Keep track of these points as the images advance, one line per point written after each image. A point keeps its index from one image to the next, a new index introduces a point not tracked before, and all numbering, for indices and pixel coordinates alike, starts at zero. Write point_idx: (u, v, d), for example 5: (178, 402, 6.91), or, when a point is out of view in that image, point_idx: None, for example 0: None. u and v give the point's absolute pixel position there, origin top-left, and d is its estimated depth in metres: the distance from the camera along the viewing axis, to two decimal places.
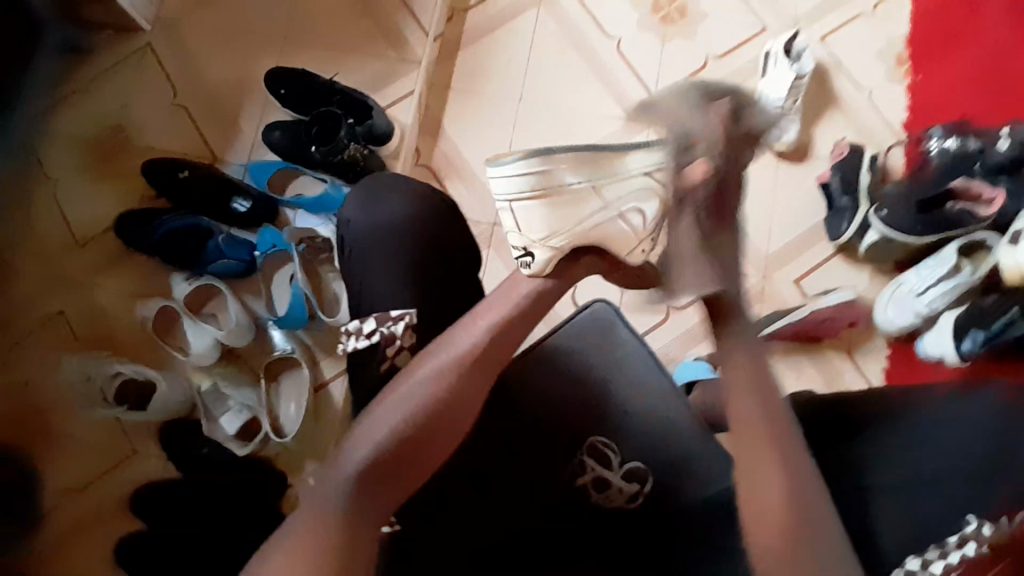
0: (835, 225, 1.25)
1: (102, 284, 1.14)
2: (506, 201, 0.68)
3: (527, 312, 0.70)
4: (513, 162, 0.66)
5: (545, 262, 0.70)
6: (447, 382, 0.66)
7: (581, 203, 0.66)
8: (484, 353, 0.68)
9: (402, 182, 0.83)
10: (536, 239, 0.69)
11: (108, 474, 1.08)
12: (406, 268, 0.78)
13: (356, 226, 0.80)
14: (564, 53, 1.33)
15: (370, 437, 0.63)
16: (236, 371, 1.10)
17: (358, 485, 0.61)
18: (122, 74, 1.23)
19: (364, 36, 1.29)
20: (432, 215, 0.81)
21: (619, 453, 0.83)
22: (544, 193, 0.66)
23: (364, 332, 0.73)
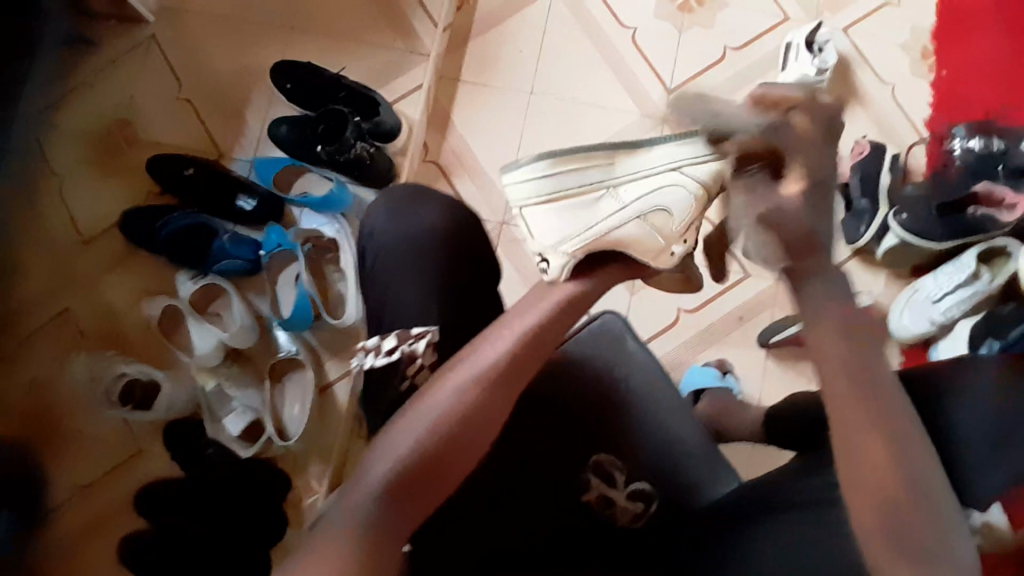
0: (852, 228, 1.22)
1: (107, 281, 1.14)
2: (517, 206, 0.64)
3: (564, 316, 0.62)
4: (526, 164, 0.63)
5: (559, 268, 0.62)
6: (478, 393, 0.58)
7: (592, 204, 0.61)
8: (518, 361, 0.60)
9: (427, 193, 0.79)
10: (547, 245, 0.62)
11: (117, 470, 1.09)
12: (425, 285, 0.73)
13: (380, 241, 0.76)
14: (576, 43, 1.28)
15: (390, 452, 0.55)
16: (241, 372, 1.10)
17: (378, 506, 0.53)
18: (127, 67, 1.21)
19: (371, 27, 1.25)
20: (459, 226, 0.77)
21: (624, 472, 0.81)
22: (556, 195, 0.62)
23: (384, 350, 0.70)
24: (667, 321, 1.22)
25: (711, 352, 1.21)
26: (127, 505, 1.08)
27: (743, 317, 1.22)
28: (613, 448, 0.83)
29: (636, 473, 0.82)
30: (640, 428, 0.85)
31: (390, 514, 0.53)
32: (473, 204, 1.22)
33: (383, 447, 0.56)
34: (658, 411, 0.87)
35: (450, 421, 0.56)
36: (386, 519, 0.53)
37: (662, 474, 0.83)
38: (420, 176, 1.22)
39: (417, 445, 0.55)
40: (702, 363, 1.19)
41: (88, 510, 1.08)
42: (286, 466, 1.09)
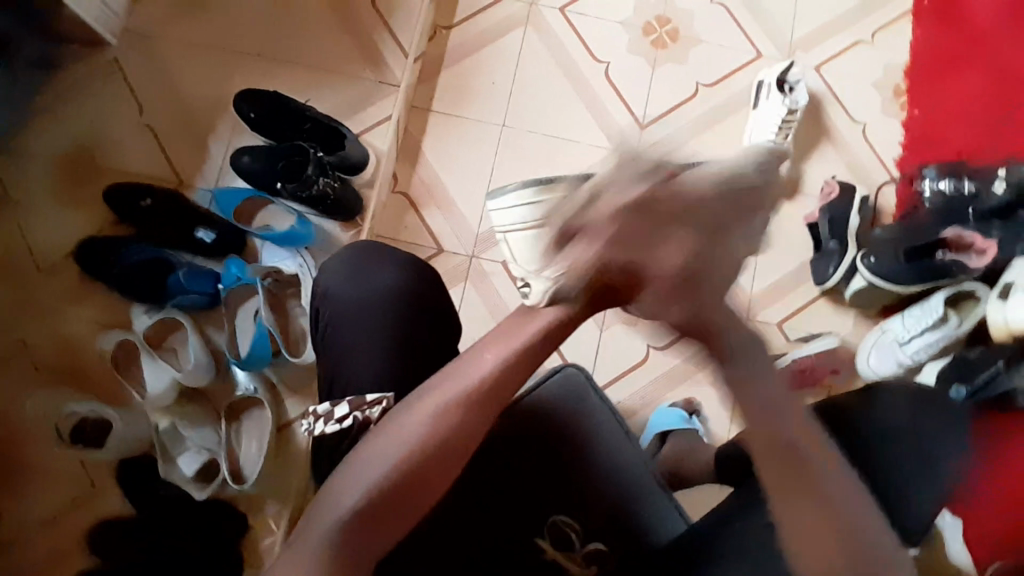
0: (821, 269, 1.21)
1: (60, 314, 1.10)
2: (503, 233, 0.63)
3: (545, 343, 0.60)
4: (513, 192, 0.62)
5: (540, 294, 0.58)
6: (451, 419, 0.57)
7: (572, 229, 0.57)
8: (495, 389, 0.59)
9: (383, 249, 0.80)
10: (531, 269, 0.59)
11: (62, 512, 1.04)
12: (384, 345, 0.74)
13: (334, 301, 0.77)
14: (549, 75, 1.27)
15: (357, 480, 0.54)
16: (197, 410, 1.06)
17: (340, 534, 0.52)
18: (89, 90, 1.18)
19: (342, 55, 1.23)
20: (419, 283, 0.78)
21: (581, 533, 0.79)
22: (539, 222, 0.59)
23: (335, 417, 0.67)
24: (636, 359, 1.21)
25: (680, 390, 1.20)
26: (80, 542, 1.03)
27: None
28: (573, 505, 0.81)
29: (593, 530, 0.81)
30: (597, 481, 0.82)
31: (354, 544, 0.52)
32: (442, 236, 1.20)
33: (351, 473, 0.55)
34: (620, 460, 0.84)
35: (417, 450, 0.55)
36: (347, 547, 0.52)
37: (611, 531, 0.81)
38: (388, 208, 1.20)
39: (383, 474, 0.54)
40: (669, 405, 1.17)
41: (33, 553, 1.02)
42: (244, 507, 1.05)
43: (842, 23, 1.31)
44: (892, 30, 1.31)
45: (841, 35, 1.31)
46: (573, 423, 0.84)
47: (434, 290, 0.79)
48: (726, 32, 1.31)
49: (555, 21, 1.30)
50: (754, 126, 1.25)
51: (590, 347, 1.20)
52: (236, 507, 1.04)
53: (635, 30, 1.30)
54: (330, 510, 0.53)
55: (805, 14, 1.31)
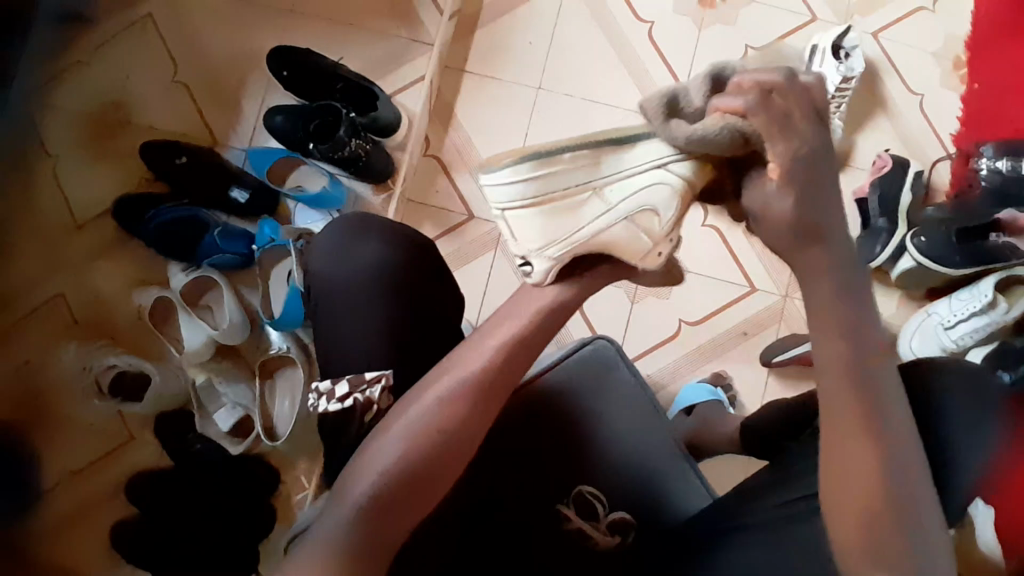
0: (868, 248, 1.15)
1: (99, 270, 1.13)
2: (499, 209, 0.59)
3: (548, 324, 0.62)
4: (503, 167, 0.56)
5: (545, 271, 0.60)
6: (458, 404, 0.60)
7: (577, 208, 0.57)
8: (497, 373, 0.61)
9: (376, 222, 0.79)
10: (533, 248, 0.59)
11: (106, 458, 1.08)
12: (376, 321, 0.74)
13: (325, 275, 0.77)
14: (588, 36, 1.22)
15: (375, 465, 0.58)
16: (231, 366, 1.08)
17: (363, 519, 0.55)
18: (123, 46, 1.17)
19: (374, 12, 1.20)
20: (407, 256, 0.77)
21: (605, 502, 0.80)
22: (538, 201, 0.57)
23: (337, 396, 0.70)
24: (666, 333, 1.19)
25: (709, 366, 1.18)
26: (119, 489, 1.08)
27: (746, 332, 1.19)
28: (591, 475, 0.82)
29: (613, 499, 0.81)
30: (615, 453, 0.83)
31: (374, 528, 0.55)
32: (472, 202, 1.19)
33: (367, 461, 0.58)
34: (631, 433, 0.85)
35: (428, 434, 0.58)
36: (370, 532, 0.55)
37: (632, 503, 0.82)
38: (420, 172, 1.18)
39: (399, 458, 0.58)
40: (698, 381, 1.16)
41: (76, 500, 1.07)
42: (273, 463, 1.08)
43: None
44: None
45: None
46: (586, 399, 0.85)
47: (426, 264, 0.78)
48: None
49: None
50: None
51: (620, 319, 1.19)
52: (266, 463, 1.07)
53: None
54: (350, 497, 0.56)
55: None
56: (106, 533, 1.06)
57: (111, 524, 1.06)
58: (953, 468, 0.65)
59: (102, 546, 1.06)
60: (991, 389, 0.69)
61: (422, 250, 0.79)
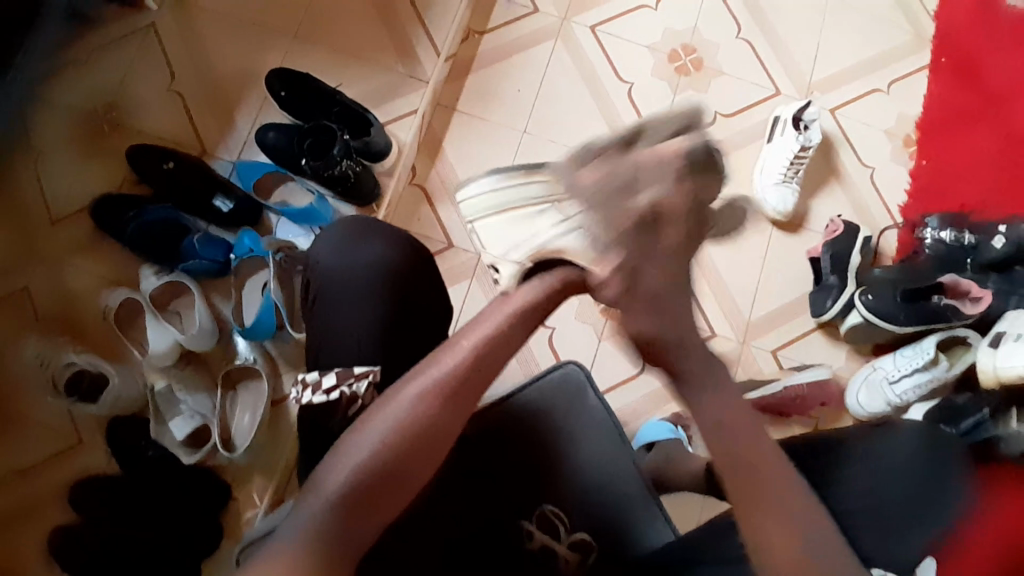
0: (819, 302, 1.22)
1: (73, 266, 1.11)
2: (470, 219, 0.68)
3: (516, 328, 0.63)
4: (475, 181, 0.68)
5: (509, 277, 0.65)
6: (432, 404, 0.59)
7: (534, 214, 0.64)
8: (470, 373, 0.61)
9: (376, 226, 0.80)
10: (497, 255, 0.66)
11: (49, 460, 1.04)
12: (369, 320, 0.75)
13: (318, 273, 0.78)
14: (574, 88, 1.31)
15: (346, 465, 0.56)
16: (196, 376, 1.06)
17: (330, 513, 0.54)
18: (125, 51, 1.20)
19: (377, 47, 1.26)
20: (405, 262, 0.78)
21: (568, 522, 0.81)
22: (500, 208, 0.66)
23: (323, 388, 0.71)
24: (633, 370, 1.22)
25: (670, 406, 1.21)
26: (60, 494, 1.02)
27: None
28: (562, 503, 0.82)
29: (579, 520, 0.82)
30: (584, 483, 0.84)
31: (346, 525, 0.54)
32: (454, 231, 1.22)
33: (341, 455, 0.57)
34: (597, 461, 0.85)
35: (401, 433, 0.57)
36: (339, 531, 0.53)
37: (600, 531, 0.82)
38: (405, 198, 1.22)
39: (372, 454, 0.56)
40: (659, 420, 1.19)
41: (14, 503, 1.02)
42: (228, 477, 1.05)
43: (861, 69, 1.35)
44: (909, 80, 1.35)
45: (858, 79, 1.35)
46: (555, 420, 0.86)
47: (421, 271, 0.79)
48: (747, 68, 1.34)
49: (584, 36, 1.33)
50: (765, 159, 1.28)
51: (587, 352, 1.22)
52: (219, 475, 1.04)
53: (661, 54, 1.34)
54: (320, 496, 0.55)
55: (825, 56, 1.36)
56: (40, 541, 1.00)
57: (45, 532, 1.00)
58: (902, 509, 0.70)
59: (33, 554, 1.00)
60: (953, 456, 0.75)
61: (417, 257, 0.80)
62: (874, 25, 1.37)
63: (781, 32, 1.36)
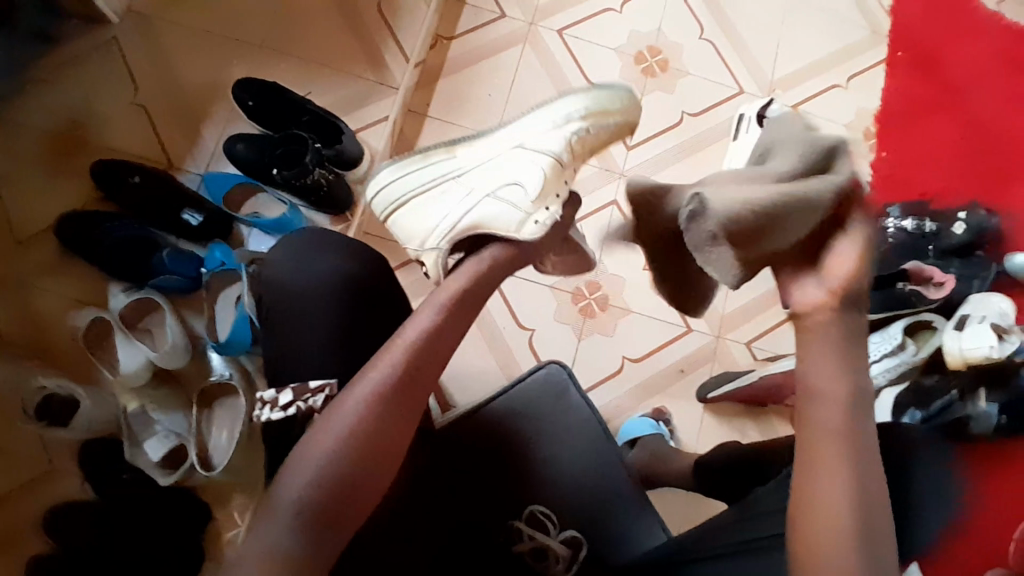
0: None
1: (38, 288, 1.08)
2: (384, 217, 0.79)
3: (456, 321, 0.67)
4: (379, 177, 0.79)
5: (435, 265, 0.74)
6: (384, 397, 0.60)
7: (438, 195, 0.77)
8: (416, 367, 0.62)
9: (338, 239, 0.80)
10: (421, 247, 0.76)
11: (23, 488, 1.01)
12: (330, 330, 0.75)
13: (275, 284, 0.77)
14: (544, 92, 1.32)
15: (304, 471, 0.56)
16: (168, 394, 1.04)
17: (303, 523, 0.54)
18: (86, 66, 1.17)
19: (344, 55, 1.26)
20: (367, 270, 0.78)
21: (557, 520, 0.82)
22: (406, 197, 0.78)
23: (280, 404, 0.69)
24: (612, 368, 1.24)
25: (650, 401, 1.23)
26: (33, 524, 0.99)
27: (684, 370, 1.24)
28: (548, 501, 0.83)
29: (566, 518, 0.83)
30: (568, 481, 0.85)
31: (312, 533, 0.53)
32: None
33: (301, 459, 0.57)
34: (579, 458, 0.87)
35: (357, 432, 0.58)
36: (306, 537, 0.53)
37: (587, 530, 0.83)
38: None
39: (329, 456, 0.56)
40: (641, 415, 1.20)
41: None
42: (207, 497, 1.04)
43: (821, 65, 1.40)
44: (867, 75, 1.40)
45: (820, 76, 1.39)
46: (538, 420, 0.88)
47: (383, 279, 0.79)
48: (711, 68, 1.37)
49: (552, 40, 1.35)
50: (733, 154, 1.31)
51: (566, 351, 1.23)
52: (197, 496, 1.03)
53: (628, 57, 1.36)
54: (284, 504, 0.54)
55: (787, 55, 1.40)
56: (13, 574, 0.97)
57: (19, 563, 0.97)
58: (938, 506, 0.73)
59: None
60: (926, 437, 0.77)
61: (378, 265, 0.80)
62: (832, 23, 1.42)
63: (744, 33, 1.40)
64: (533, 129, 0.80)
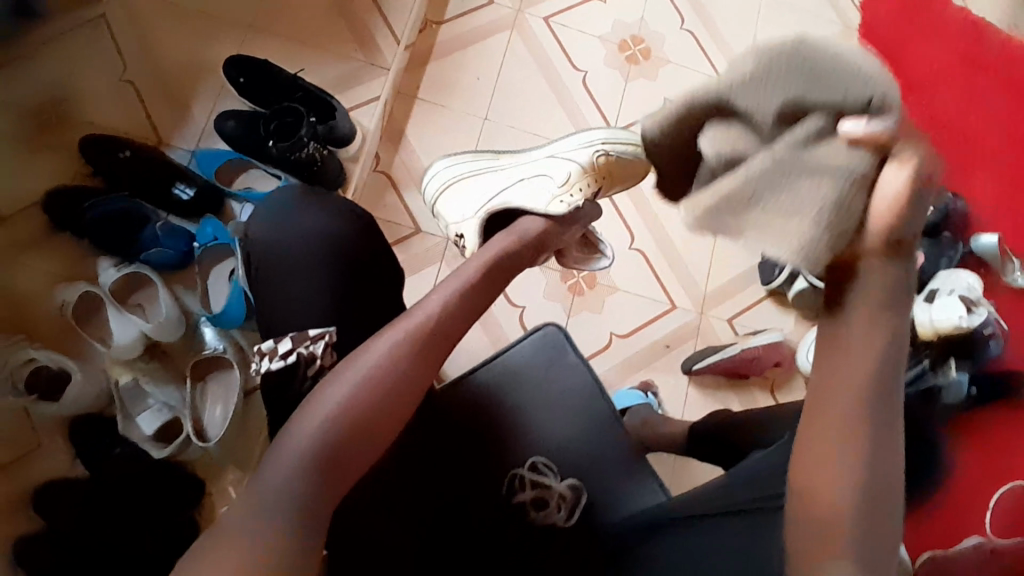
0: (768, 271, 1.28)
1: (23, 264, 1.07)
2: (434, 202, 0.95)
3: (478, 292, 0.70)
4: (436, 164, 0.97)
5: (472, 237, 0.86)
6: (403, 354, 0.62)
7: (479, 181, 0.90)
8: (437, 332, 0.65)
9: (319, 200, 0.82)
10: (460, 222, 0.88)
11: (10, 465, 1.00)
12: (317, 288, 0.77)
13: (259, 244, 0.79)
14: (531, 77, 1.35)
15: (317, 413, 0.58)
16: (161, 369, 1.04)
17: (307, 474, 0.56)
18: (70, 42, 1.16)
19: (334, 36, 1.27)
20: (353, 232, 0.80)
21: (557, 470, 0.87)
22: (454, 183, 0.92)
23: (280, 353, 0.71)
24: (601, 343, 1.27)
25: (637, 375, 1.27)
26: (22, 502, 0.98)
27: (669, 345, 1.28)
28: (544, 458, 0.87)
29: (563, 468, 0.87)
30: (563, 438, 0.89)
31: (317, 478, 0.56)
32: (420, 217, 1.25)
33: (315, 404, 0.59)
34: (574, 418, 0.90)
35: (372, 382, 0.60)
36: (311, 482, 0.56)
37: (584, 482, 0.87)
38: (369, 185, 1.24)
39: (342, 403, 0.59)
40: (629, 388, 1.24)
41: None
42: (198, 471, 1.03)
43: None
44: None
45: None
46: (535, 380, 0.91)
47: (365, 240, 0.81)
48: (691, 57, 1.42)
49: (537, 27, 1.38)
50: None
51: None
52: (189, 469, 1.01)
53: (612, 44, 1.40)
54: (291, 445, 0.57)
55: None
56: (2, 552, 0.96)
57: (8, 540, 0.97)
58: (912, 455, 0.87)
59: None
60: None
61: (364, 228, 0.82)
62: (805, 16, 1.48)
63: (722, 24, 1.45)
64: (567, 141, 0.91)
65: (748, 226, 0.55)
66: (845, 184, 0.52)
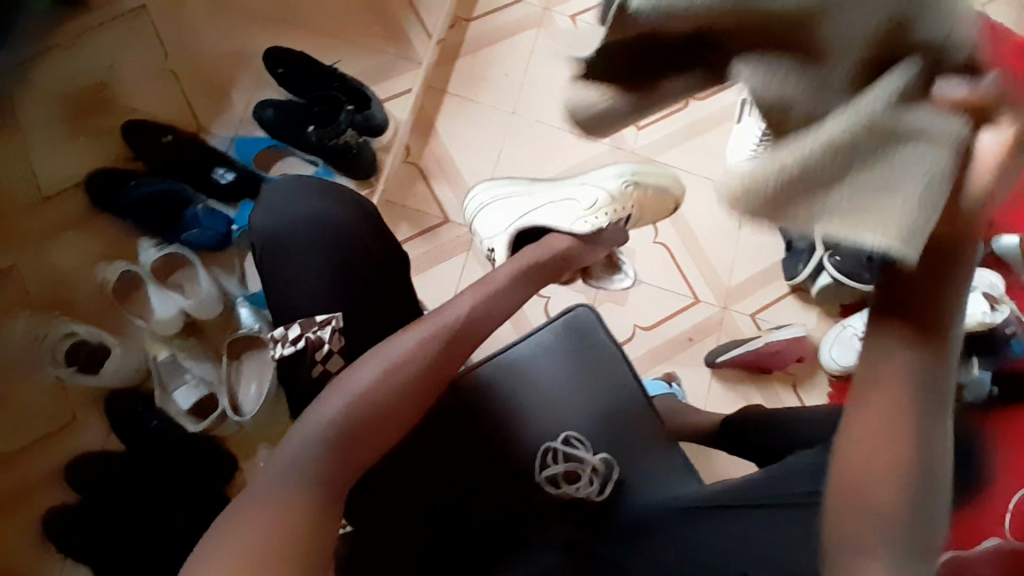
0: (792, 265, 1.30)
1: (65, 243, 1.10)
2: (468, 221, 1.01)
3: (507, 296, 0.73)
4: (474, 187, 1.03)
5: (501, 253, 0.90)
6: (431, 344, 0.65)
7: (510, 200, 0.95)
8: (466, 329, 0.68)
9: (321, 187, 0.85)
10: (490, 238, 0.93)
11: (49, 437, 1.03)
12: (324, 270, 0.80)
13: (263, 229, 0.82)
14: (559, 73, 1.37)
15: (348, 392, 0.60)
16: (197, 346, 1.06)
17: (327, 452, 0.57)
18: (109, 30, 1.18)
19: (368, 30, 1.30)
20: (354, 217, 0.83)
21: (589, 445, 0.86)
22: (486, 201, 0.98)
23: (290, 339, 0.77)
24: (625, 334, 1.29)
25: (660, 367, 1.28)
26: (61, 474, 1.02)
27: (692, 338, 1.30)
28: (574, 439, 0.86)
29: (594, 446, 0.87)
30: (591, 422, 0.88)
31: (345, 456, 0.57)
32: (449, 208, 1.28)
33: (346, 385, 0.61)
34: (604, 400, 0.89)
35: (401, 369, 0.62)
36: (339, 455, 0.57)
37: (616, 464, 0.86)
38: (400, 176, 1.27)
39: (373, 385, 0.61)
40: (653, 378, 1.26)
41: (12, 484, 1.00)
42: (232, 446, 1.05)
43: None
44: None
45: None
46: (566, 362, 0.89)
47: (368, 226, 0.84)
48: None
49: (564, 24, 1.39)
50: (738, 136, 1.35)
51: None
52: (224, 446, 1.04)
53: None
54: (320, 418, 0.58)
55: None
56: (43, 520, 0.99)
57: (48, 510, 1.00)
58: None
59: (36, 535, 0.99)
60: None
61: (364, 214, 0.84)
62: None
63: None
64: (594, 174, 0.97)
65: (829, 213, 0.41)
66: (947, 155, 0.41)
